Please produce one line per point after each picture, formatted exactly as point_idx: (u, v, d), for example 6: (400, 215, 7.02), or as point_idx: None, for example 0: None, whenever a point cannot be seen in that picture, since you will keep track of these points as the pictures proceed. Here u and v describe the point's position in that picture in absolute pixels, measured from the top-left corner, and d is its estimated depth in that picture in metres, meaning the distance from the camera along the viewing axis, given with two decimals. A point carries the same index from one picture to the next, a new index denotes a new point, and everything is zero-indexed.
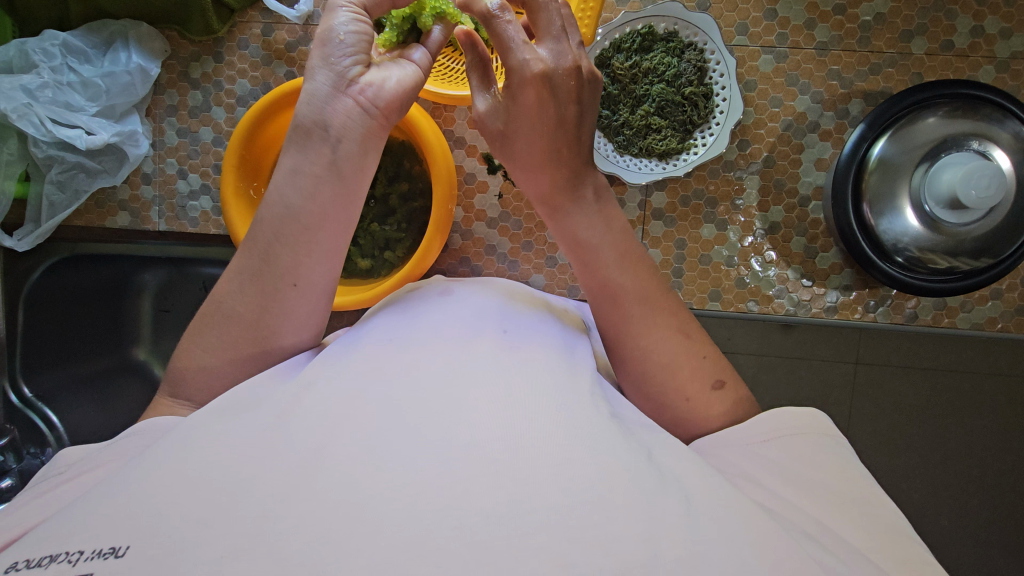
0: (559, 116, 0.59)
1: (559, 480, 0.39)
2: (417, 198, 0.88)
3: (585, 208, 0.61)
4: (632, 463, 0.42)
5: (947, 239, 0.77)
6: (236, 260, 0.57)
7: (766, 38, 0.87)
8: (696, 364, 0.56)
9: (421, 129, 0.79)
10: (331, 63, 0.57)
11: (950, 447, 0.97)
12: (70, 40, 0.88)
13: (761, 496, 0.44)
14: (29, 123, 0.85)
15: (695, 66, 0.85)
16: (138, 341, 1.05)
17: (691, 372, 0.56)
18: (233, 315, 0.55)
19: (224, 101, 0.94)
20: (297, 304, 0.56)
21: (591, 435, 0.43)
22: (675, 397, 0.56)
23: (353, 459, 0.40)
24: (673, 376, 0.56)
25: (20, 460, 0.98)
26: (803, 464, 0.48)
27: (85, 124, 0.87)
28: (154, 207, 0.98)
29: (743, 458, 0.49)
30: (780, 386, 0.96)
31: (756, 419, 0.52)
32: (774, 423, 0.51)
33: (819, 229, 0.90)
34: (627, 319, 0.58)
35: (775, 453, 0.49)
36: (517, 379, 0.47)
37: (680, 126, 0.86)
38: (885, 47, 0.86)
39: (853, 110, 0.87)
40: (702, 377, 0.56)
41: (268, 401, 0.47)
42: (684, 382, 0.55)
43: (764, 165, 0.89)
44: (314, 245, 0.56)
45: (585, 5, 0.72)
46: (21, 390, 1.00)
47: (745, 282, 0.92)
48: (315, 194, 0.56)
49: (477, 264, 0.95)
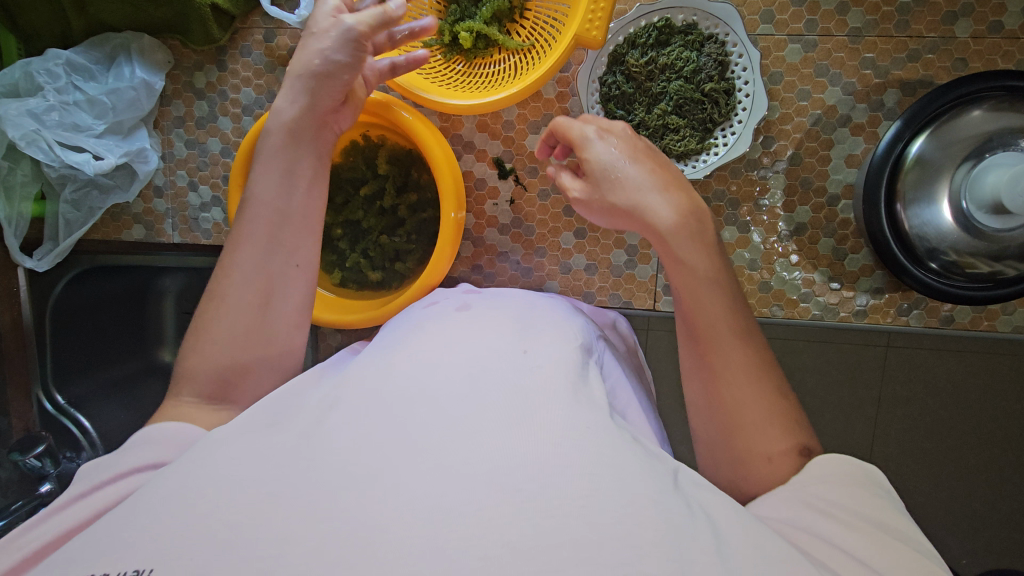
0: (676, 180, 0.62)
1: (586, 513, 0.38)
2: (426, 208, 0.85)
3: (695, 242, 0.58)
4: (658, 494, 0.41)
5: (984, 242, 0.72)
6: (233, 253, 0.58)
7: (794, 25, 0.81)
8: (787, 426, 0.52)
9: (426, 143, 0.76)
10: (311, 96, 0.62)
11: (976, 448, 0.94)
12: (73, 58, 0.85)
13: (813, 546, 0.41)
14: (38, 149, 0.82)
15: (716, 61, 0.79)
16: (165, 341, 1.09)
17: (780, 432, 0.52)
18: (234, 292, 0.56)
19: (230, 111, 0.93)
20: (298, 282, 0.60)
21: (612, 461, 0.42)
22: (757, 458, 0.51)
23: (373, 474, 0.40)
24: (761, 432, 0.52)
25: (57, 465, 1.02)
26: (854, 504, 0.44)
27: (93, 147, 0.84)
28: (167, 220, 0.98)
29: (798, 501, 0.46)
30: (809, 372, 0.94)
31: (813, 464, 0.49)
32: (822, 469, 0.48)
33: (849, 229, 0.85)
34: (732, 377, 0.54)
35: (831, 493, 0.46)
36: (532, 399, 0.47)
37: (700, 125, 0.81)
38: (926, 31, 0.79)
39: (889, 101, 0.81)
40: (789, 440, 0.51)
41: (292, 423, 0.47)
42: (769, 443, 0.51)
43: (790, 163, 0.84)
44: (304, 230, 0.61)
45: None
46: (55, 398, 1.06)
47: (770, 286, 0.88)
48: (308, 193, 0.62)
49: (490, 271, 0.93)
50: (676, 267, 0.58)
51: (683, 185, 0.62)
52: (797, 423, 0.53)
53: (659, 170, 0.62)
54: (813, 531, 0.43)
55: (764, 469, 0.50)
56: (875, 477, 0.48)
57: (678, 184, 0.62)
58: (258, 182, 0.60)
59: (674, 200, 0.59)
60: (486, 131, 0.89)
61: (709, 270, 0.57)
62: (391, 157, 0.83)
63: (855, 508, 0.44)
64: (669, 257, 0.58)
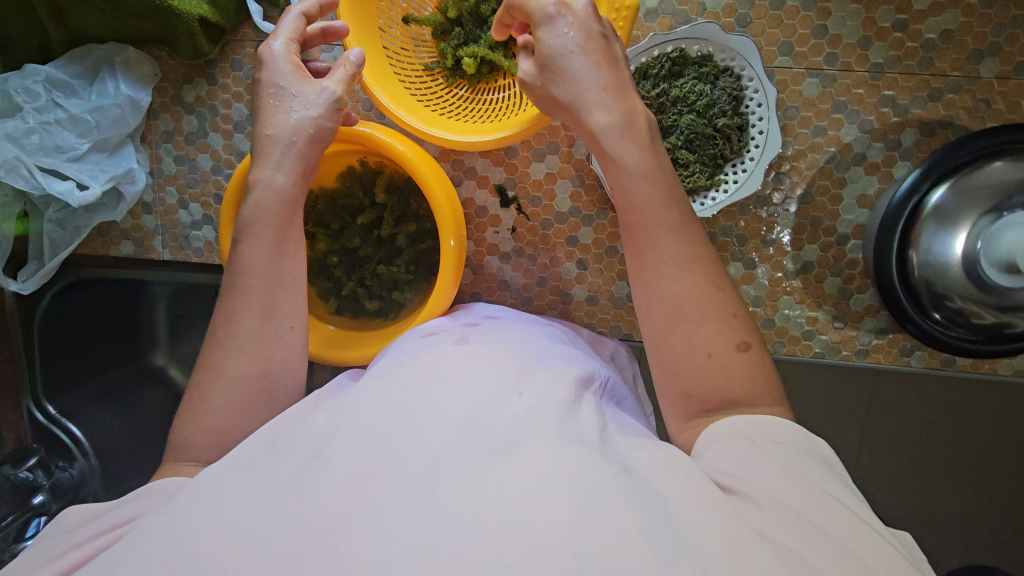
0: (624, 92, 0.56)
1: (573, 544, 0.36)
2: (425, 238, 0.83)
3: (645, 179, 0.52)
4: (649, 522, 0.37)
5: (993, 296, 0.70)
6: (225, 327, 0.58)
7: (812, 58, 0.78)
8: (724, 319, 0.50)
9: (427, 184, 0.73)
10: (289, 164, 0.61)
11: (978, 491, 0.92)
12: (53, 74, 0.80)
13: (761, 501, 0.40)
14: (19, 176, 0.78)
15: (730, 95, 0.76)
16: (157, 348, 1.07)
17: (717, 327, 0.49)
18: (230, 363, 0.56)
19: (220, 127, 0.89)
20: (294, 346, 0.60)
21: (603, 489, 0.39)
22: (696, 353, 0.49)
23: (358, 513, 0.39)
24: (699, 329, 0.49)
25: (50, 475, 1.01)
26: (793, 462, 0.43)
27: (76, 175, 0.80)
28: (157, 236, 0.95)
29: (737, 441, 0.45)
30: (822, 409, 0.90)
31: (761, 417, 0.47)
32: (773, 426, 0.46)
33: (856, 269, 0.84)
34: (687, 297, 0.49)
35: (773, 445, 0.44)
36: (522, 433, 0.45)
37: (710, 160, 0.78)
38: (949, 70, 0.76)
39: (906, 140, 0.78)
40: (727, 336, 0.49)
41: (281, 455, 0.46)
42: (708, 335, 0.49)
43: (801, 201, 0.82)
44: (292, 291, 0.61)
45: (617, 14, 0.63)
46: (45, 409, 1.03)
47: (773, 323, 0.86)
48: (289, 254, 0.61)
49: (489, 299, 0.91)
50: (619, 199, 0.53)
51: (644, 113, 0.56)
52: (735, 317, 0.50)
53: (613, 92, 0.55)
54: (743, 471, 0.42)
55: (703, 364, 0.49)
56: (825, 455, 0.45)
57: (630, 85, 0.57)
58: (248, 255, 0.59)
59: (630, 140, 0.54)
60: (489, 157, 0.86)
61: (660, 205, 0.52)
62: (389, 186, 0.80)
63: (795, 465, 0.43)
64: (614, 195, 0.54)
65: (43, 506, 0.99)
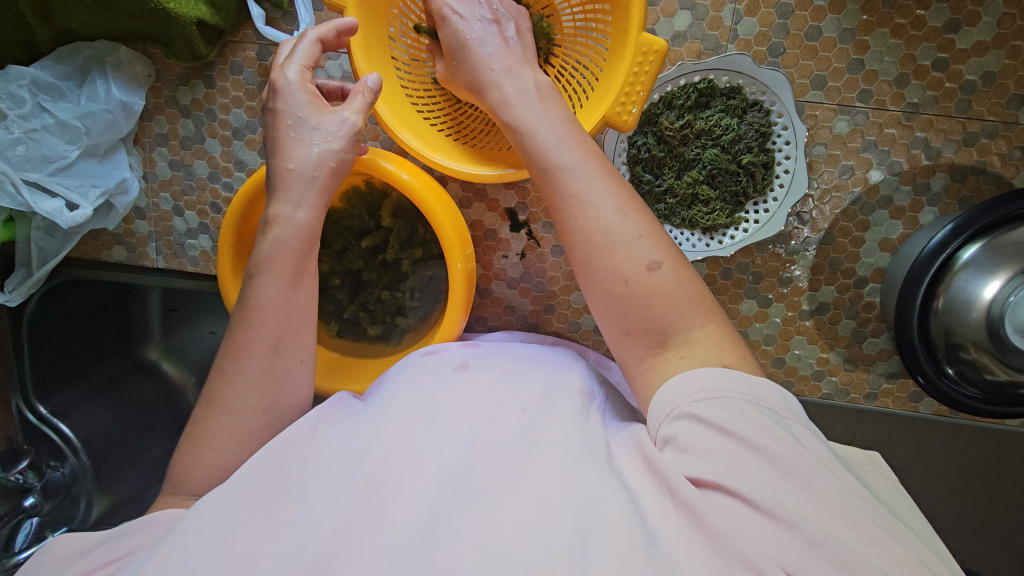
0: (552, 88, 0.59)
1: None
2: (431, 264, 0.79)
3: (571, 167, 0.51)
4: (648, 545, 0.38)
5: (1014, 360, 0.68)
6: (231, 361, 0.54)
7: (846, 94, 0.74)
8: (631, 244, 0.48)
9: (437, 219, 0.69)
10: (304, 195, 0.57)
11: (978, 535, 0.92)
12: (38, 75, 0.75)
13: (742, 504, 0.38)
14: (5, 193, 0.74)
15: (757, 131, 0.73)
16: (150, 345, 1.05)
17: (626, 252, 0.48)
18: (236, 400, 0.53)
19: (218, 133, 0.84)
20: (302, 378, 0.57)
21: (603, 517, 0.40)
22: (614, 282, 0.48)
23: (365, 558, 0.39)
24: (611, 258, 0.48)
25: (41, 476, 0.94)
26: (744, 425, 0.40)
27: (66, 194, 0.76)
28: (151, 243, 0.91)
29: (691, 427, 0.42)
30: None
31: (695, 372, 0.44)
32: (715, 378, 0.43)
33: (871, 312, 0.82)
34: (613, 243, 0.48)
35: (721, 412, 0.41)
36: (521, 456, 0.45)
37: (731, 198, 0.75)
38: (987, 114, 0.73)
39: (935, 185, 0.75)
40: (637, 258, 0.48)
41: (282, 480, 0.45)
42: (621, 263, 0.48)
43: (822, 241, 0.79)
44: (300, 323, 0.57)
45: (642, 59, 0.58)
46: (36, 409, 0.98)
47: (783, 361, 0.85)
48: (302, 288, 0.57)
49: (495, 323, 0.89)
50: (558, 196, 0.51)
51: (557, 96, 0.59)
52: (644, 238, 0.48)
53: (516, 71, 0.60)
54: (710, 469, 0.40)
55: (621, 291, 0.47)
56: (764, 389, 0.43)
57: (529, 63, 0.62)
58: (261, 290, 0.55)
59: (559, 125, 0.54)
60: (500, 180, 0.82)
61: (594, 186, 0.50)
62: (396, 209, 0.77)
63: (746, 429, 0.40)
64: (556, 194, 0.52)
65: (35, 508, 0.91)
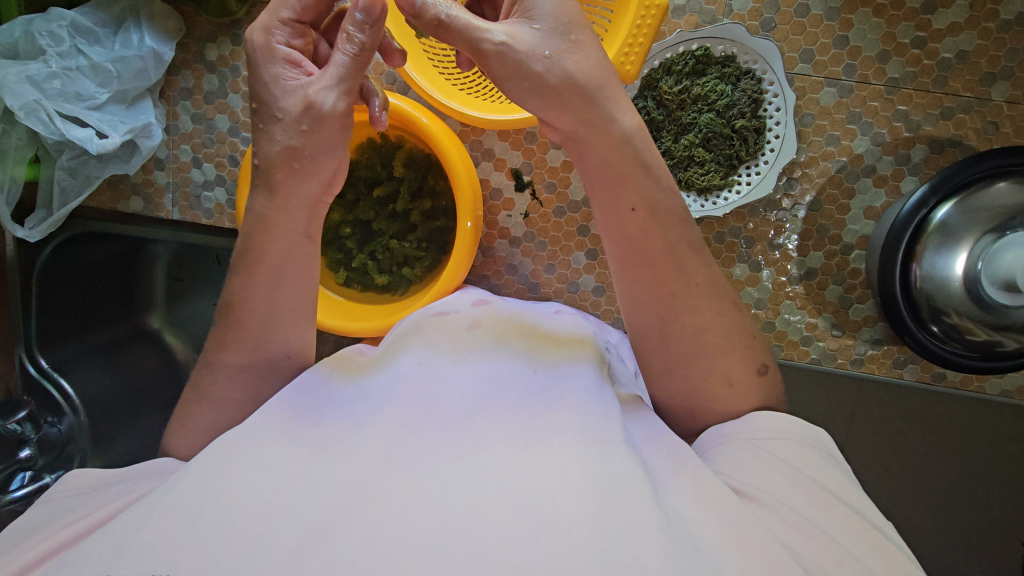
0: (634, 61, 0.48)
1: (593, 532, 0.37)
2: (439, 216, 0.83)
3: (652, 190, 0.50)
4: (664, 523, 0.39)
5: (992, 314, 0.72)
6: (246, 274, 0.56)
7: (832, 68, 0.79)
8: (744, 344, 0.52)
9: (449, 161, 0.74)
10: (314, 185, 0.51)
11: (962, 508, 0.94)
12: (78, 20, 0.80)
13: (774, 514, 0.42)
14: (37, 119, 0.77)
15: (750, 97, 0.78)
16: (152, 309, 1.05)
17: (741, 353, 0.51)
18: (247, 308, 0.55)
19: (241, 89, 0.89)
20: None
21: (620, 485, 0.40)
22: (716, 381, 0.51)
23: (379, 495, 0.39)
24: (714, 352, 0.51)
25: (38, 431, 0.94)
26: (799, 460, 0.46)
27: (96, 124, 0.80)
28: (167, 194, 0.94)
29: (745, 449, 0.48)
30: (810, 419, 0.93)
31: (765, 416, 0.49)
32: (787, 426, 0.49)
33: (857, 279, 0.86)
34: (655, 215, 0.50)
35: (779, 449, 0.47)
36: (541, 421, 0.45)
37: (725, 161, 0.80)
38: (962, 90, 0.78)
39: (915, 156, 0.80)
40: (749, 361, 0.52)
41: (304, 429, 0.46)
42: (728, 367, 0.51)
43: (810, 208, 0.84)
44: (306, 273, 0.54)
45: (646, 13, 0.63)
46: (39, 361, 0.99)
47: (773, 326, 0.88)
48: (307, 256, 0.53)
49: (497, 282, 0.92)
50: (633, 216, 0.50)
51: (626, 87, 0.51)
52: (754, 340, 0.53)
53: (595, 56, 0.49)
54: (751, 480, 0.45)
55: (723, 391, 0.51)
56: (823, 441, 0.49)
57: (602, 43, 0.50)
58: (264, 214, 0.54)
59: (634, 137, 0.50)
60: (508, 140, 0.86)
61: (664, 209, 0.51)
62: (408, 160, 0.81)
63: (799, 466, 0.46)
64: (624, 198, 0.50)
65: (30, 461, 0.92)
